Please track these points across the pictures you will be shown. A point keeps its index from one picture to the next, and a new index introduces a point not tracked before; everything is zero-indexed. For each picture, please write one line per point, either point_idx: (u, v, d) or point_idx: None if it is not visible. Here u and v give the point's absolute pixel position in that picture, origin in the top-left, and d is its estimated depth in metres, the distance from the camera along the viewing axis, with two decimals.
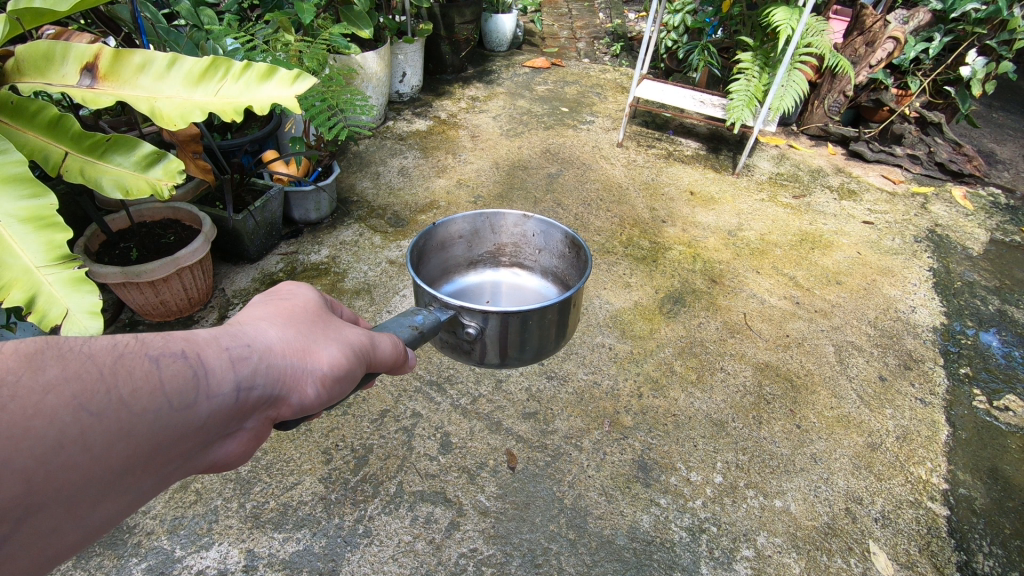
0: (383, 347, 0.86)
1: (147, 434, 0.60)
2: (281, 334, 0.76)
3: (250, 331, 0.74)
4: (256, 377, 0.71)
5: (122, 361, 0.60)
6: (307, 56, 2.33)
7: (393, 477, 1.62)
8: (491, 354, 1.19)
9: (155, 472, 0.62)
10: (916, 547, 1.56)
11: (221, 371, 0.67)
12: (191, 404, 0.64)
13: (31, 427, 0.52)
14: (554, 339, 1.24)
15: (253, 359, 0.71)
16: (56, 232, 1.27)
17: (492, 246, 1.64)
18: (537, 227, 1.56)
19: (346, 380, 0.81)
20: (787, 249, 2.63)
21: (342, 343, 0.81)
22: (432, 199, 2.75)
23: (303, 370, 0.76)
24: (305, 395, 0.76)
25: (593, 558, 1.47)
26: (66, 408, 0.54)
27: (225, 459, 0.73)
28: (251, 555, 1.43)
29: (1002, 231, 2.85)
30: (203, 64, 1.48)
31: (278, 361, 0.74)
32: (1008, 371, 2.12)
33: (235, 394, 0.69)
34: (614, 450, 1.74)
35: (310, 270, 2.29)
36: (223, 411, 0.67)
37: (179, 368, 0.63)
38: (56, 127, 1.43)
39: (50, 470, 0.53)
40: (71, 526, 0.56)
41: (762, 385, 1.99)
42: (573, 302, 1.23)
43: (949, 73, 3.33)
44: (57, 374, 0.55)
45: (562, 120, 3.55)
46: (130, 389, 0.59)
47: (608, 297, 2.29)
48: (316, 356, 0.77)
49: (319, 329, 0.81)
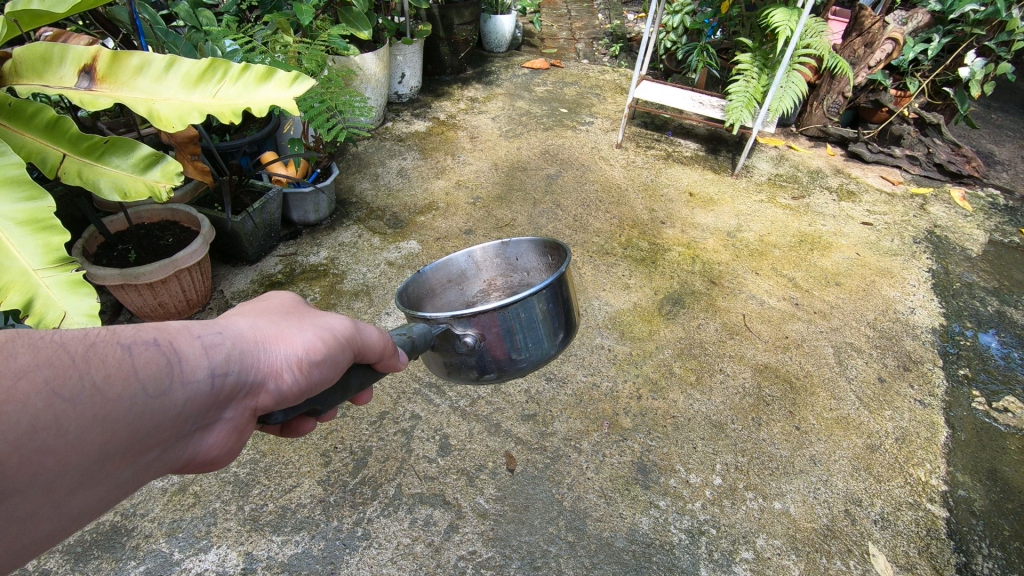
0: (368, 334, 0.84)
1: (122, 419, 0.61)
2: (254, 323, 0.77)
3: (223, 321, 0.75)
4: (230, 363, 0.71)
5: (94, 349, 0.60)
6: (305, 57, 2.32)
7: (392, 480, 1.62)
8: (491, 366, 1.12)
9: (132, 460, 0.63)
10: (915, 549, 1.56)
11: (194, 357, 0.68)
12: (165, 390, 0.64)
13: (5, 412, 0.52)
14: (553, 335, 1.17)
15: (226, 346, 0.72)
16: (53, 235, 1.27)
17: (482, 284, 1.48)
18: (518, 249, 1.45)
19: (326, 365, 0.79)
20: (786, 251, 2.63)
21: (320, 328, 0.80)
22: (431, 201, 2.74)
23: (278, 356, 0.76)
24: (283, 382, 0.76)
25: (592, 561, 1.47)
26: (38, 393, 0.55)
27: (208, 451, 0.73)
28: (250, 558, 1.43)
29: (1000, 231, 2.85)
30: (201, 67, 1.48)
31: (251, 348, 0.74)
32: (1007, 372, 2.12)
33: (210, 380, 0.69)
34: (613, 452, 1.73)
35: (308, 271, 2.29)
36: (198, 397, 0.68)
37: (152, 354, 0.64)
38: (53, 130, 1.42)
39: (25, 454, 0.54)
40: (49, 512, 0.57)
41: (761, 386, 1.99)
42: (561, 290, 1.18)
43: (948, 74, 3.33)
44: (29, 361, 0.55)
45: (561, 121, 3.55)
46: (104, 376, 0.60)
47: (607, 299, 2.29)
48: (292, 341, 0.77)
49: (294, 319, 0.80)
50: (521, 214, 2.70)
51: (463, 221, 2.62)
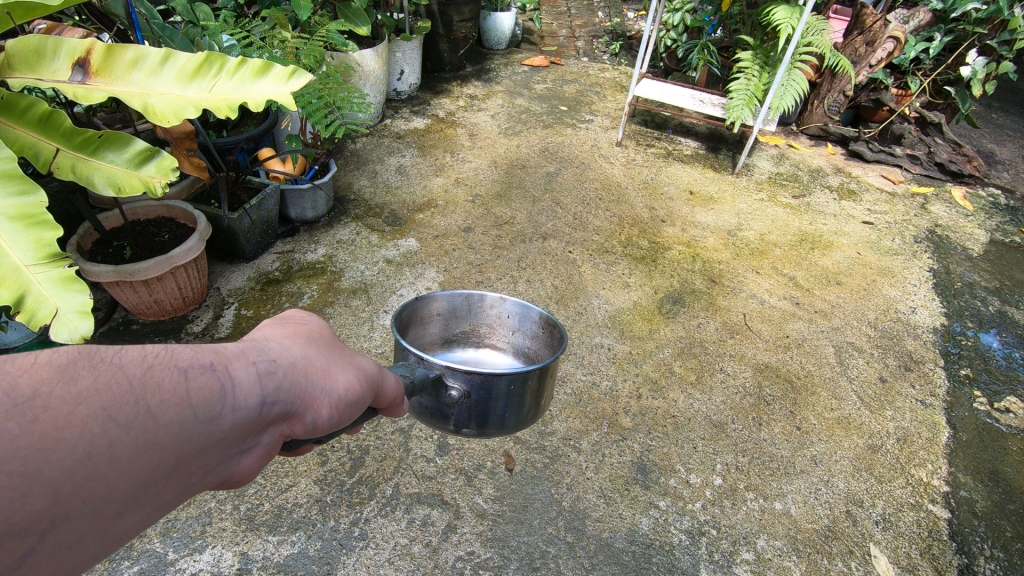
0: (389, 381, 0.82)
1: (174, 446, 0.54)
2: (303, 353, 0.71)
3: (273, 347, 0.69)
4: (280, 393, 0.65)
5: (152, 372, 0.55)
6: (303, 53, 2.30)
7: (390, 479, 1.60)
8: (467, 425, 1.06)
9: (177, 487, 0.57)
10: (917, 551, 1.55)
11: (248, 384, 0.62)
12: (217, 416, 0.58)
13: (59, 440, 0.48)
14: (533, 408, 1.11)
15: (279, 374, 0.66)
16: (44, 230, 1.24)
17: (467, 326, 1.43)
18: (515, 310, 1.38)
19: (357, 407, 0.75)
20: (787, 249, 2.62)
21: (358, 368, 0.76)
22: (430, 198, 2.73)
23: (321, 391, 0.71)
24: (319, 417, 0.71)
25: (591, 562, 1.46)
26: (95, 419, 0.50)
27: (238, 476, 0.66)
28: (245, 558, 1.41)
29: (1001, 231, 2.84)
30: (197, 61, 1.46)
31: (301, 379, 0.68)
32: (1008, 373, 2.11)
33: (260, 409, 0.63)
34: (612, 452, 1.72)
35: (306, 270, 2.27)
36: (247, 426, 0.62)
37: (207, 379, 0.58)
38: (47, 124, 1.40)
39: (75, 483, 0.48)
40: (91, 542, 0.50)
41: (761, 386, 1.97)
42: (553, 372, 1.11)
43: (949, 73, 3.31)
44: (88, 386, 0.51)
45: (560, 119, 3.53)
46: (160, 401, 0.54)
47: (606, 297, 2.27)
48: (334, 379, 0.73)
49: (337, 356, 0.75)
50: (520, 212, 2.69)
51: (462, 219, 2.60)
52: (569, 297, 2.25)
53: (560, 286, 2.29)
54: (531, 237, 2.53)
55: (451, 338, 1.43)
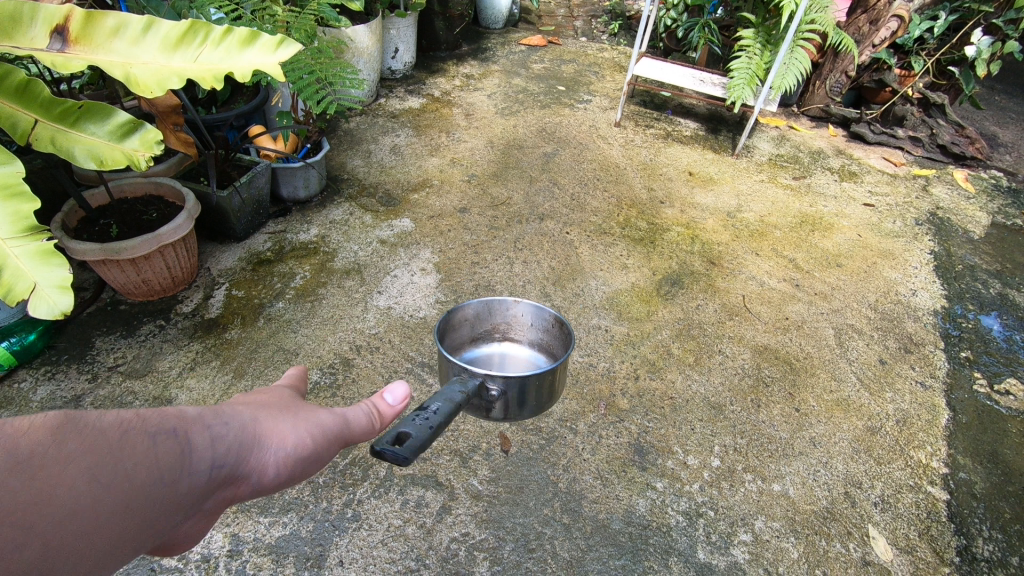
0: (358, 426, 0.74)
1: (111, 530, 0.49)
2: (253, 413, 0.66)
3: (223, 409, 0.63)
4: (227, 462, 0.60)
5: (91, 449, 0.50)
6: (294, 28, 2.23)
7: (383, 460, 1.58)
8: (500, 413, 1.03)
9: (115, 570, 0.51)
10: (915, 532, 1.54)
11: (196, 457, 0.57)
12: (160, 498, 0.53)
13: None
14: (553, 395, 1.11)
15: (229, 440, 0.61)
16: (22, 202, 1.20)
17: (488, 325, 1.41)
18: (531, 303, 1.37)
19: (311, 464, 0.69)
20: (787, 231, 2.58)
21: (313, 424, 0.70)
22: (425, 178, 2.68)
23: (273, 454, 0.65)
24: (267, 480, 0.64)
25: (587, 543, 1.44)
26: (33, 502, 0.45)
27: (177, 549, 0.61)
28: (235, 540, 1.39)
29: (1003, 214, 2.81)
30: (181, 29, 1.41)
31: (252, 442, 0.63)
32: (1009, 355, 2.09)
33: (206, 482, 0.57)
34: (609, 433, 1.70)
35: (299, 250, 2.22)
36: (202, 493, 0.57)
37: (155, 456, 0.53)
38: (23, 94, 1.34)
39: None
40: None
41: (760, 367, 1.95)
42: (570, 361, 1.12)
43: (954, 53, 3.22)
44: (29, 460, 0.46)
45: (558, 99, 3.47)
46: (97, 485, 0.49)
47: (604, 278, 2.23)
48: (282, 435, 0.66)
49: (297, 411, 0.70)
50: (517, 192, 2.64)
51: (458, 200, 2.56)
52: (566, 278, 2.21)
53: (558, 267, 2.26)
54: (528, 218, 2.49)
55: (476, 336, 1.39)
